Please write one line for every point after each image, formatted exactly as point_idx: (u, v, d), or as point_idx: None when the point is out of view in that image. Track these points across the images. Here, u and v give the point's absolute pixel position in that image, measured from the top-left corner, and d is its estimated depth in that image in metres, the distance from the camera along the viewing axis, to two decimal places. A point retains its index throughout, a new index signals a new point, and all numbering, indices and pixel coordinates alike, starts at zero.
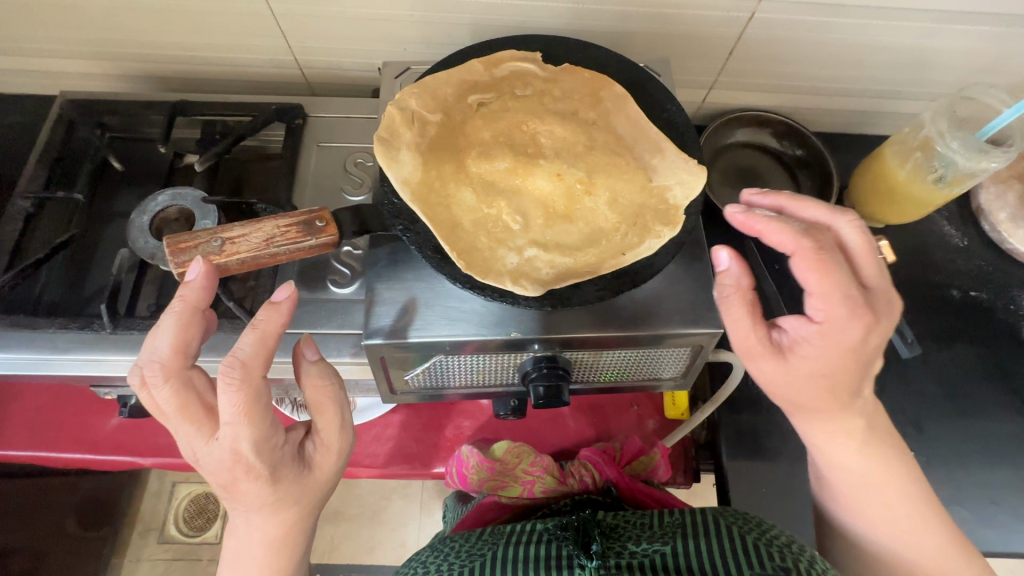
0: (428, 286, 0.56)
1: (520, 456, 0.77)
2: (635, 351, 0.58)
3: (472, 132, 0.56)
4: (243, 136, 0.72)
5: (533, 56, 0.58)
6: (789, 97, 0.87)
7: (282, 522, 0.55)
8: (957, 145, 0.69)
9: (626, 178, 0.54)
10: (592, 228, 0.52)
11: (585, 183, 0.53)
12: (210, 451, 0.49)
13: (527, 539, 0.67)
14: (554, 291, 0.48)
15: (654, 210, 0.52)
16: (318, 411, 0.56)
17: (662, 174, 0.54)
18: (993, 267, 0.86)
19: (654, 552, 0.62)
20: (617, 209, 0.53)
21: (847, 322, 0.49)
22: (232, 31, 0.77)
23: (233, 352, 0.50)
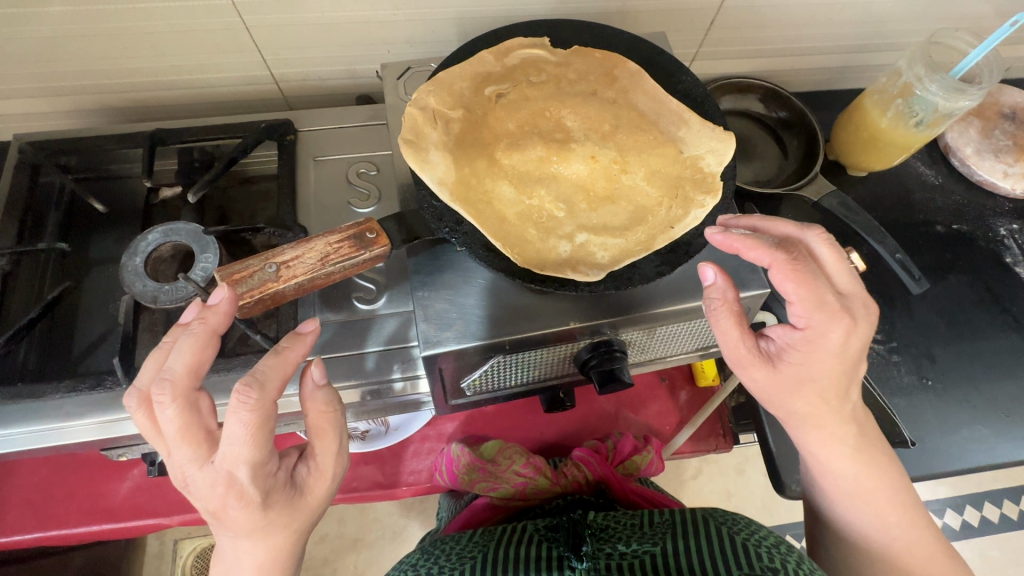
0: (473, 288, 0.54)
1: (511, 457, 0.79)
2: (687, 324, 0.58)
3: (495, 125, 0.54)
4: (234, 159, 0.67)
5: (541, 42, 0.57)
6: (766, 62, 0.89)
7: (270, 550, 0.50)
8: (936, 87, 0.73)
9: (657, 153, 0.54)
10: (635, 206, 0.51)
11: (619, 162, 0.53)
12: (205, 475, 0.44)
13: (519, 541, 0.71)
14: (614, 273, 0.48)
15: (692, 180, 0.53)
16: (317, 436, 0.51)
17: (692, 145, 0.54)
18: (967, 200, 0.92)
19: (643, 553, 0.67)
20: (655, 183, 0.53)
21: (826, 328, 0.49)
22: (202, 49, 0.72)
23: (252, 373, 0.46)
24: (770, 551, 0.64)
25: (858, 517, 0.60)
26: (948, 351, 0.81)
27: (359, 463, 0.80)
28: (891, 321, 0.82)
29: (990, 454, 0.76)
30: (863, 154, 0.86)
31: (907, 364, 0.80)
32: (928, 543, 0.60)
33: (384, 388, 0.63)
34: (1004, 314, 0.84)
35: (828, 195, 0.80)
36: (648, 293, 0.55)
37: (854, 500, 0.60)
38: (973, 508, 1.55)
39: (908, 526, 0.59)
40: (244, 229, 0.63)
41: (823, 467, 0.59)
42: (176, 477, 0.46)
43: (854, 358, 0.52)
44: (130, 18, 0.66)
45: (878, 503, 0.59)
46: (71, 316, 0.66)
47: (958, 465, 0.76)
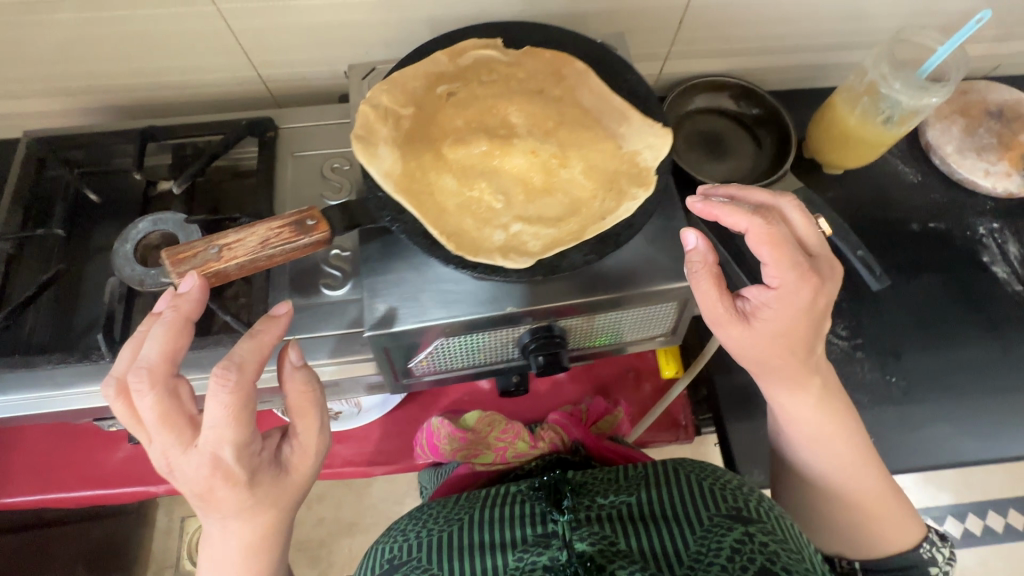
0: (418, 274, 0.57)
1: (492, 423, 0.76)
2: (626, 312, 0.60)
3: (444, 121, 0.57)
4: (217, 153, 0.72)
5: (494, 43, 0.60)
6: (740, 61, 0.90)
7: (259, 526, 0.54)
8: (900, 85, 0.74)
9: (597, 148, 0.56)
10: (571, 199, 0.54)
11: (559, 157, 0.56)
12: (189, 460, 0.49)
13: (499, 500, 0.66)
14: (543, 261, 0.51)
15: (628, 174, 0.55)
16: (300, 416, 0.56)
17: (631, 140, 0.56)
18: (947, 199, 0.92)
19: (620, 503, 0.62)
20: (592, 176, 0.55)
21: (797, 285, 0.52)
22: (193, 52, 0.77)
23: (229, 359, 0.50)
24: (734, 491, 0.62)
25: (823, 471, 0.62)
26: (916, 349, 0.81)
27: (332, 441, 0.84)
28: (858, 317, 0.83)
29: (951, 452, 0.76)
30: (834, 151, 0.87)
31: (871, 361, 0.80)
32: (881, 491, 0.62)
33: (344, 368, 0.67)
34: (978, 313, 0.84)
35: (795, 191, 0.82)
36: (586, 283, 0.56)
37: (814, 447, 0.62)
38: (976, 517, 1.52)
39: (863, 470, 0.62)
40: (222, 220, 0.69)
41: (790, 418, 0.61)
42: (162, 465, 0.50)
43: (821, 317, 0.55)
44: (126, 23, 0.71)
45: (840, 454, 0.61)
46: (70, 296, 0.72)
47: (919, 462, 0.76)
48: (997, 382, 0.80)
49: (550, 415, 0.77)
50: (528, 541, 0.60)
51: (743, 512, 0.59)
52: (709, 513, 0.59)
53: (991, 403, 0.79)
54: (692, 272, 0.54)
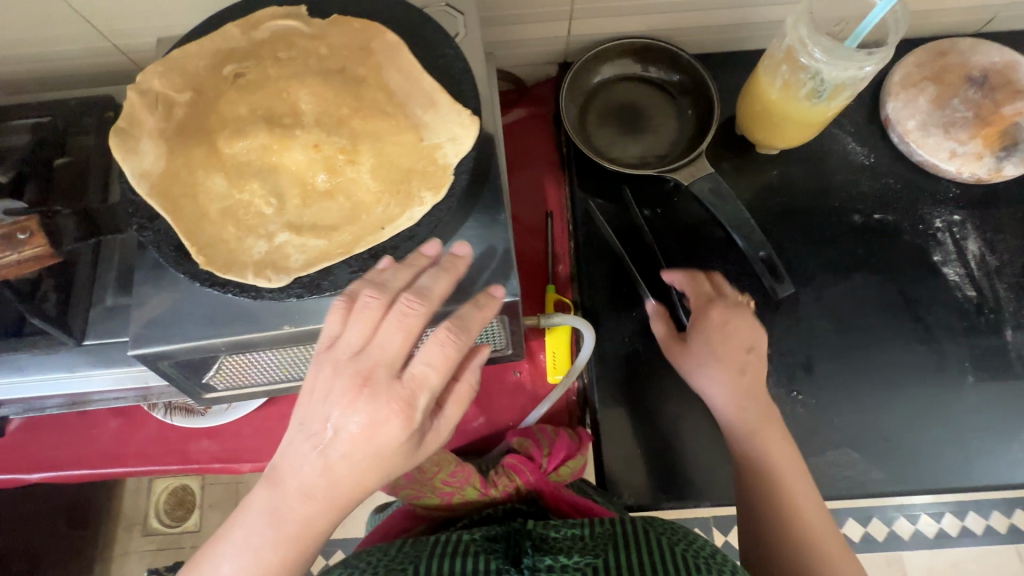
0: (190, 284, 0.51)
1: (441, 465, 0.69)
2: (439, 329, 0.53)
3: (226, 108, 0.50)
4: (48, 136, 0.69)
5: (297, 13, 0.52)
6: (661, 19, 0.77)
7: (344, 502, 0.42)
8: (821, 53, 0.61)
9: (394, 141, 0.48)
10: (352, 203, 0.47)
11: (347, 152, 0.48)
12: (378, 377, 0.41)
13: (452, 550, 0.64)
14: (303, 279, 0.44)
15: (423, 173, 0.47)
16: (452, 401, 0.46)
17: (434, 132, 0.48)
18: (901, 185, 0.78)
19: (585, 567, 0.60)
20: (381, 175, 0.47)
21: (713, 311, 0.66)
22: (25, 23, 0.70)
23: (426, 292, 0.43)
24: (707, 559, 0.61)
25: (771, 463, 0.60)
26: (832, 362, 0.71)
27: (201, 436, 0.80)
28: (769, 324, 0.73)
29: (854, 481, 0.67)
30: (761, 129, 0.75)
31: (777, 375, 0.71)
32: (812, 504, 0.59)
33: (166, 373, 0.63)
34: (916, 322, 0.72)
35: (702, 177, 0.71)
36: None
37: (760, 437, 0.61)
38: None
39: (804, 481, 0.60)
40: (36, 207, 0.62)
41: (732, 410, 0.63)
42: (348, 383, 0.41)
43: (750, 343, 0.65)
44: None
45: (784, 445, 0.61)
46: None
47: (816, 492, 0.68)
48: (923, 404, 0.70)
49: (504, 459, 0.71)
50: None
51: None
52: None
53: (911, 427, 0.69)
54: None
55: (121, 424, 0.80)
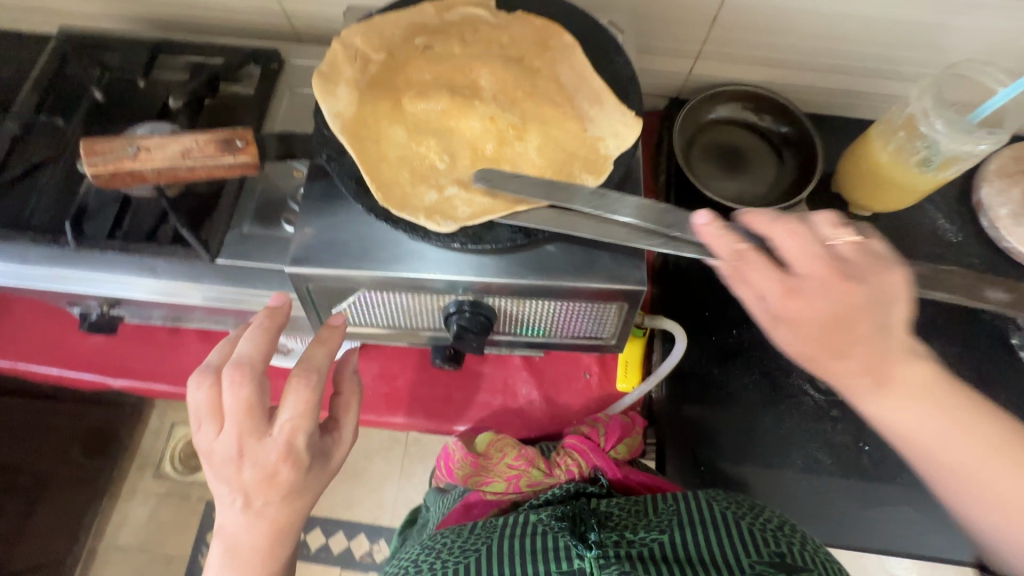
0: (350, 220, 0.56)
1: (503, 449, 0.76)
2: (560, 304, 0.56)
3: (411, 73, 0.55)
4: (216, 75, 0.74)
5: (485, 4, 0.58)
6: (780, 73, 0.83)
7: (280, 551, 0.52)
8: (941, 125, 0.65)
9: (560, 127, 0.53)
10: (517, 173, 0.52)
11: (518, 129, 0.53)
12: (217, 444, 0.50)
13: (519, 530, 0.68)
14: (469, 230, 0.49)
15: (584, 160, 0.53)
16: (248, 409, 0.50)
17: (598, 126, 0.54)
18: (985, 267, 0.81)
19: (651, 543, 0.64)
20: (545, 154, 0.53)
21: (828, 277, 0.46)
22: None
23: (241, 349, 0.52)
24: (777, 533, 0.62)
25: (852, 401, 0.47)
26: None
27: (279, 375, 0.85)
28: None
29: (907, 540, 0.68)
30: (861, 191, 0.79)
31: (845, 423, 0.73)
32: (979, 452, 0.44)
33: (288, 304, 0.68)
34: (986, 398, 0.74)
35: None
36: (506, 264, 0.53)
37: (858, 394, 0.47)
38: None
39: (960, 435, 0.45)
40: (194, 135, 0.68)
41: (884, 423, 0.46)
42: (227, 465, 0.49)
43: (883, 315, 0.45)
44: None
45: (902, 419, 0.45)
46: None
47: (864, 543, 0.69)
48: None
49: (565, 440, 0.75)
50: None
51: (787, 558, 0.59)
52: (751, 560, 0.60)
53: None
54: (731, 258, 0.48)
55: (206, 348, 0.84)
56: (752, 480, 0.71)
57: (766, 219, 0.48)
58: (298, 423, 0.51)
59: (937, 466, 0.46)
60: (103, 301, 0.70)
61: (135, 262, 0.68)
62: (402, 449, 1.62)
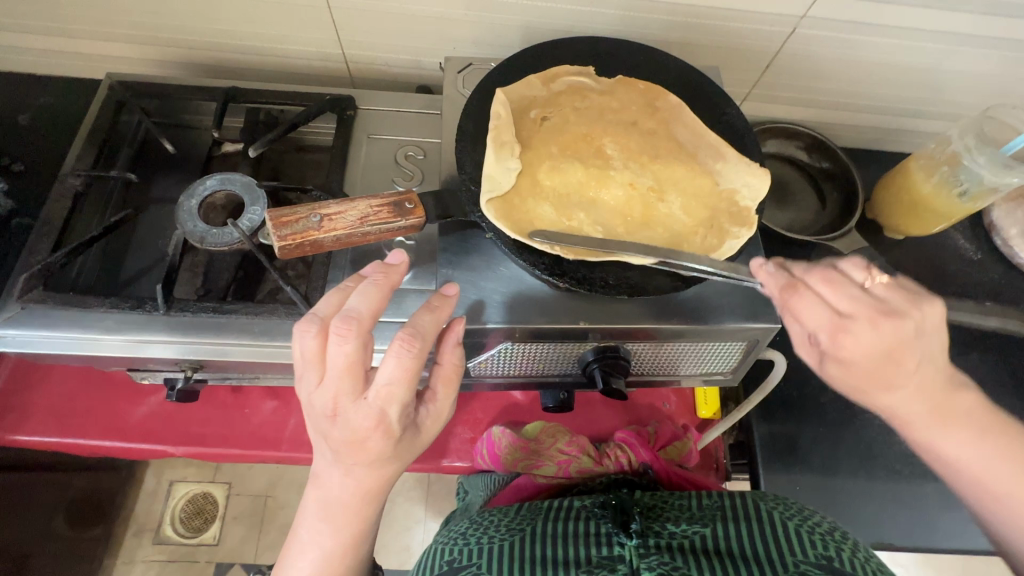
0: (492, 275, 0.58)
1: (555, 436, 0.80)
2: (691, 344, 0.59)
3: (540, 147, 0.59)
4: (295, 125, 0.73)
5: (586, 72, 0.63)
6: (818, 112, 0.91)
7: (364, 512, 0.53)
8: (984, 159, 0.73)
9: (694, 183, 0.58)
10: (670, 232, 0.56)
11: (657, 191, 0.57)
12: (314, 399, 0.48)
13: (565, 514, 0.71)
14: (630, 280, 0.51)
15: (728, 213, 0.57)
16: (345, 372, 0.46)
17: (728, 178, 0.58)
18: (1005, 280, 0.91)
19: (694, 534, 0.66)
20: (689, 212, 0.57)
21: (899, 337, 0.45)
22: (285, 20, 0.78)
23: (354, 306, 0.48)
24: (826, 538, 0.63)
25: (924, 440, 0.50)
26: None
27: None
28: None
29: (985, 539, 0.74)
30: (901, 218, 0.87)
31: None
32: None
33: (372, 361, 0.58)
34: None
35: (859, 250, 0.81)
36: (650, 310, 0.56)
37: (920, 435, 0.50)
38: None
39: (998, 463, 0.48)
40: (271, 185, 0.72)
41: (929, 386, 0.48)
42: (323, 422, 0.48)
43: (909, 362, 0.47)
44: None
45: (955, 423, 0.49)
46: (126, 242, 0.71)
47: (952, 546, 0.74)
48: None
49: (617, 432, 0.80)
50: (593, 561, 0.64)
51: (834, 562, 0.59)
52: (796, 559, 0.60)
53: None
54: None
55: (276, 406, 0.80)
56: (844, 495, 0.75)
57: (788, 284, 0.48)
58: (395, 393, 0.47)
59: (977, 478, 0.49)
60: (189, 368, 0.66)
61: (230, 323, 0.63)
62: (427, 488, 1.58)
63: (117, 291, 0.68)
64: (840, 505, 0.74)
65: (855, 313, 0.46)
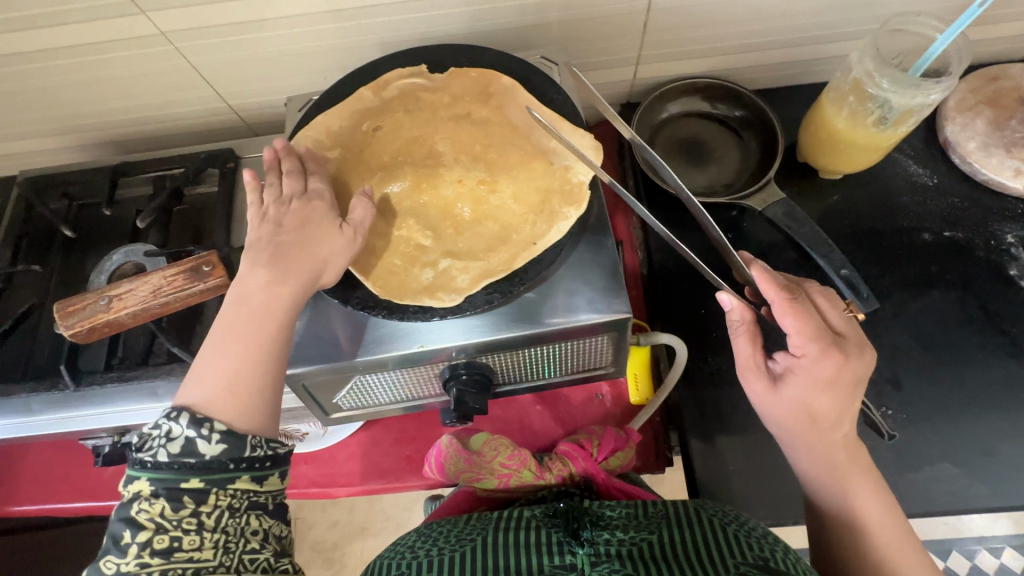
0: (325, 313, 0.55)
1: (498, 448, 0.72)
2: (548, 347, 0.57)
3: (370, 158, 0.56)
4: (180, 187, 0.76)
5: (419, 70, 0.59)
6: (723, 59, 0.83)
7: (279, 308, 0.47)
8: (888, 83, 0.65)
9: (526, 168, 0.54)
10: (501, 226, 0.53)
11: (487, 183, 0.54)
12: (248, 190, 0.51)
13: (513, 524, 0.63)
14: (471, 297, 0.49)
15: (560, 192, 0.52)
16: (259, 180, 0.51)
17: (563, 155, 0.53)
18: (967, 202, 0.81)
19: (642, 541, 0.58)
20: (521, 200, 0.53)
21: (823, 359, 0.56)
22: (163, 88, 0.81)
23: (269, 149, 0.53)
24: (761, 540, 0.57)
25: (809, 440, 0.58)
26: (918, 376, 0.73)
27: (298, 462, 0.84)
28: None
29: (953, 494, 0.67)
30: (827, 156, 0.78)
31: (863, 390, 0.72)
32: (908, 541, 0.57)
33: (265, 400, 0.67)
34: (998, 335, 0.74)
35: (774, 203, 0.75)
36: (487, 321, 0.53)
37: (796, 440, 0.59)
38: None
39: (851, 473, 0.58)
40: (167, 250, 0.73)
41: (830, 409, 0.57)
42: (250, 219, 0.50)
43: (836, 389, 0.56)
44: (99, 68, 0.76)
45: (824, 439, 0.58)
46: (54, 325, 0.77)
47: (919, 506, 0.67)
48: (1019, 416, 0.70)
49: (558, 444, 0.73)
50: (544, 572, 0.57)
51: (771, 562, 0.54)
52: (737, 560, 0.54)
53: (1008, 439, 0.69)
54: (732, 328, 0.60)
55: None
56: (782, 467, 0.71)
57: (764, 290, 0.56)
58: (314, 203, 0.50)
59: (836, 479, 0.58)
60: (113, 432, 0.71)
61: (136, 388, 0.68)
62: None
63: (27, 376, 0.70)
64: (778, 475, 0.71)
65: (809, 347, 0.56)
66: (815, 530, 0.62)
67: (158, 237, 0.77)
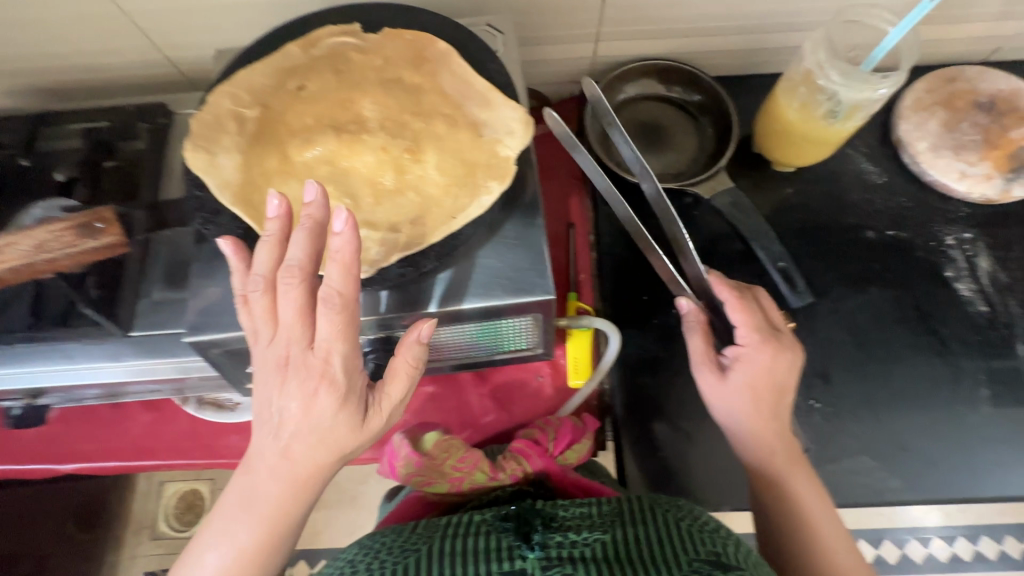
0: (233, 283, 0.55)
1: (449, 449, 0.67)
2: (470, 326, 0.56)
3: (293, 121, 0.53)
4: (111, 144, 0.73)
5: (351, 29, 0.56)
6: (685, 41, 0.81)
7: (294, 510, 0.45)
8: (838, 76, 0.64)
9: (453, 138, 0.52)
10: (422, 198, 0.51)
11: (412, 151, 0.51)
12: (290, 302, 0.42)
13: (462, 531, 0.59)
14: (382, 271, 0.49)
15: (486, 166, 0.51)
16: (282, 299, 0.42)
17: (492, 128, 0.52)
18: (913, 202, 0.81)
19: (594, 542, 0.55)
20: (446, 170, 0.51)
21: (762, 347, 0.58)
22: (94, 35, 0.76)
23: (328, 282, 0.42)
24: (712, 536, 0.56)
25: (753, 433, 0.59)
26: (848, 372, 0.74)
27: (230, 432, 0.81)
28: None
29: (870, 488, 0.69)
30: (779, 148, 0.78)
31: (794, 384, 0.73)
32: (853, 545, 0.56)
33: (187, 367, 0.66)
34: (929, 335, 0.75)
35: (722, 192, 0.75)
36: (405, 298, 0.52)
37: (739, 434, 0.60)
38: (988, 541, 1.29)
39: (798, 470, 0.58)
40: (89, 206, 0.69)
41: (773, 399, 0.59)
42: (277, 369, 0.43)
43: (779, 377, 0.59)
44: (19, 7, 0.71)
45: (770, 431, 0.59)
46: None
47: (837, 499, 0.69)
48: (941, 415, 0.72)
49: (512, 442, 0.69)
50: None
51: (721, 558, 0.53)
52: (690, 557, 0.53)
53: (928, 437, 0.71)
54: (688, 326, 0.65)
55: (154, 418, 0.81)
56: (710, 455, 0.73)
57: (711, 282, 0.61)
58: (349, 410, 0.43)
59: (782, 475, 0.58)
60: (27, 393, 0.68)
61: (48, 350, 0.65)
62: None
63: None
64: (705, 463, 0.72)
65: (751, 336, 0.59)
66: (771, 548, 0.59)
67: (86, 194, 0.71)
